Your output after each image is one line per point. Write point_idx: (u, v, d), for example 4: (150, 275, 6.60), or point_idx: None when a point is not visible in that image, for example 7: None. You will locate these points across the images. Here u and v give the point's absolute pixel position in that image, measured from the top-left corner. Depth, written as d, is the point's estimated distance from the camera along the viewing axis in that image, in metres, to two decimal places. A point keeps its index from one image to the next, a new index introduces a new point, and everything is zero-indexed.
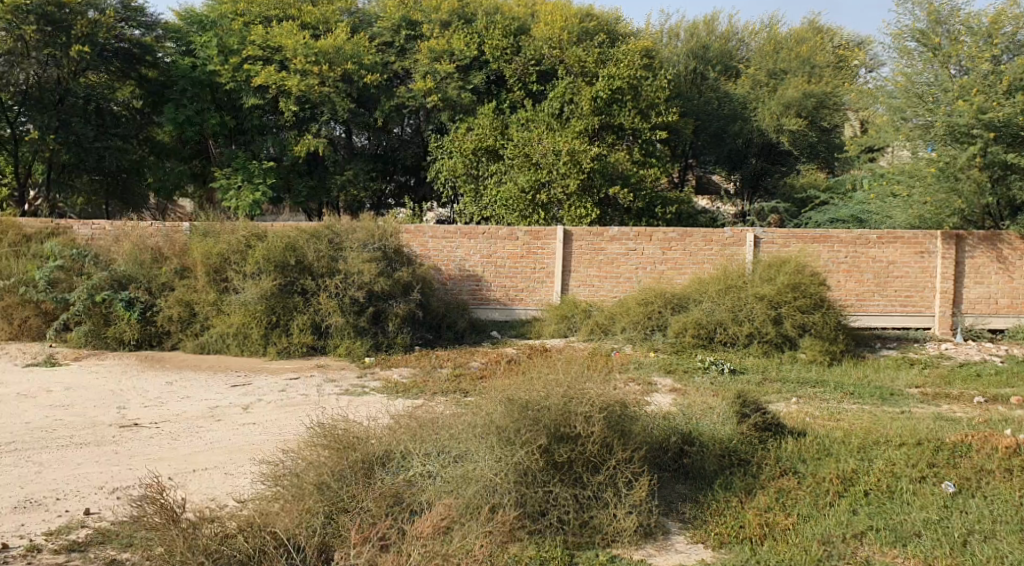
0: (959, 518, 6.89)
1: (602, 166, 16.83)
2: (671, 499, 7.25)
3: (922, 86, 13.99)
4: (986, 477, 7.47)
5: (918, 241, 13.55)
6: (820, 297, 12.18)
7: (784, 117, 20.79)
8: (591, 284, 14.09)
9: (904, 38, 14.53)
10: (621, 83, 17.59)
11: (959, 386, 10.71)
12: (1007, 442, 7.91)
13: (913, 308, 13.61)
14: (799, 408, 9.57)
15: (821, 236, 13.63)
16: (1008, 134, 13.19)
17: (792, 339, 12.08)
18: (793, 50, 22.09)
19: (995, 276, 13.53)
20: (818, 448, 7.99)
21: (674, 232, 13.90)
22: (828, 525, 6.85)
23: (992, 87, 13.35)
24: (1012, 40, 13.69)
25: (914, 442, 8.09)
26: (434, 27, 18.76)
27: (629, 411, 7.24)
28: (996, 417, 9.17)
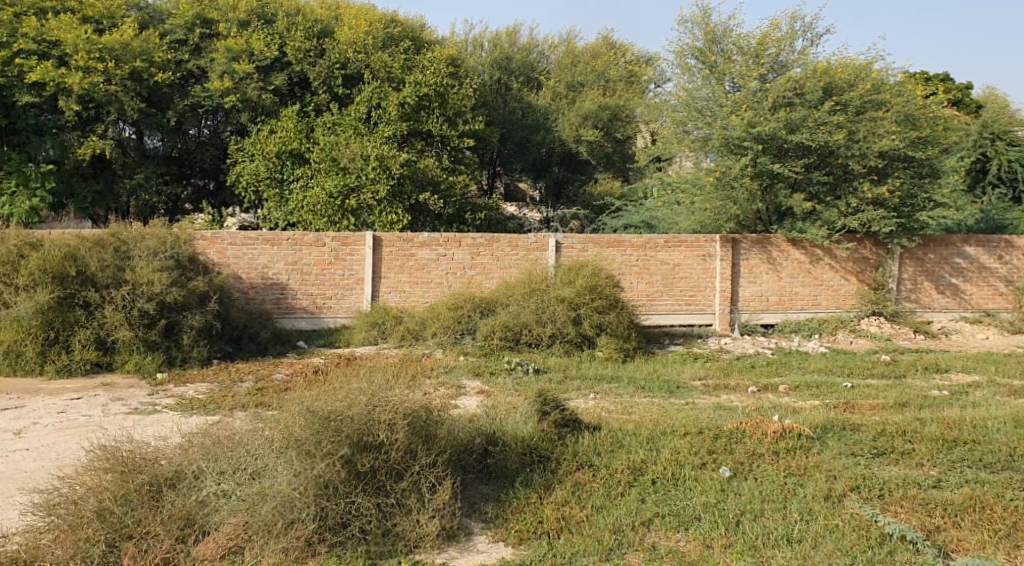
0: (733, 501, 7.38)
1: (412, 172, 17.02)
2: (474, 500, 7.39)
3: (701, 101, 15.02)
4: (757, 461, 8.09)
5: (703, 243, 14.45)
6: (615, 297, 12.77)
7: (582, 128, 21.65)
8: (401, 289, 14.13)
9: (684, 56, 15.52)
10: (427, 89, 17.75)
11: (736, 377, 11.57)
12: (774, 427, 8.63)
13: (698, 306, 14.50)
14: (595, 404, 9.98)
15: (614, 242, 14.29)
16: (774, 146, 14.30)
17: (589, 339, 12.61)
18: (590, 64, 23.10)
19: (766, 276, 14.68)
20: (611, 440, 8.41)
21: (482, 238, 14.14)
22: (619, 514, 7.19)
23: (759, 103, 14.43)
24: (775, 61, 14.92)
25: (696, 430, 8.68)
26: (231, 27, 18.28)
27: (433, 416, 7.37)
28: (767, 404, 9.98)
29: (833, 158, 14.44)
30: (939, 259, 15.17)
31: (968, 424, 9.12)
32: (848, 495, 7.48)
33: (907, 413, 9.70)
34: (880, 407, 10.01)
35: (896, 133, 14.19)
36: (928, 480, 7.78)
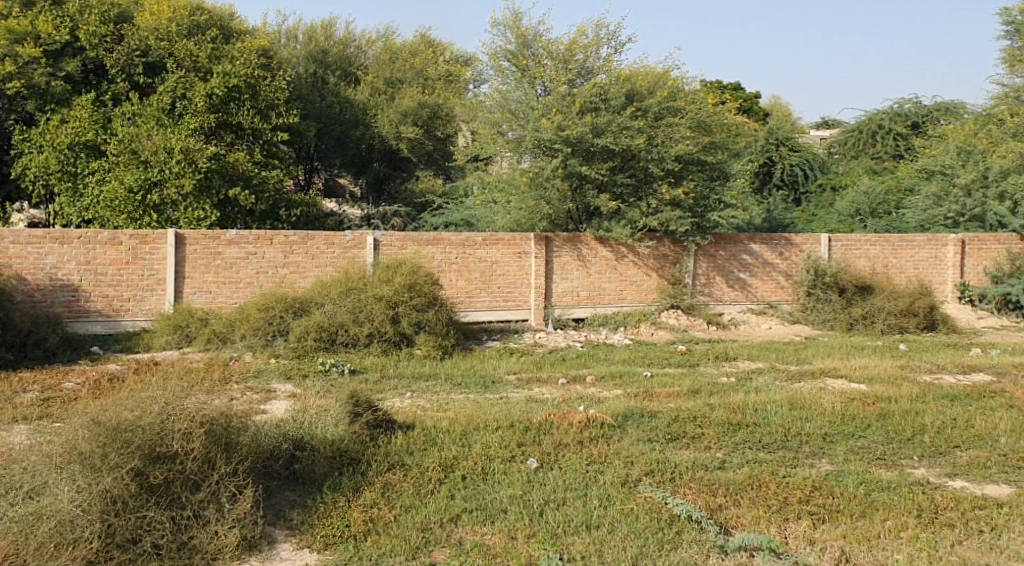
0: (538, 491, 7.55)
1: (220, 166, 16.37)
2: (279, 508, 7.17)
3: (514, 103, 15.41)
4: (563, 451, 8.38)
5: (517, 241, 14.76)
6: (433, 295, 12.88)
7: (402, 125, 21.70)
8: (208, 290, 13.60)
9: (498, 58, 16.01)
10: (237, 80, 17.24)
11: (548, 369, 11.95)
12: (579, 417, 9.10)
13: (515, 302, 14.79)
14: (411, 402, 10.00)
15: (432, 239, 14.29)
16: (582, 149, 14.92)
17: (408, 337, 12.54)
18: (407, 62, 23.47)
19: (576, 273, 15.21)
20: (424, 438, 8.43)
21: (295, 236, 13.82)
22: (427, 512, 7.16)
23: (568, 108, 15.04)
24: (582, 67, 15.82)
25: (507, 425, 8.91)
26: (14, 6, 16.97)
27: (234, 423, 7.13)
28: (574, 396, 10.38)
29: (635, 160, 15.32)
30: (727, 256, 16.18)
31: (749, 407, 9.94)
32: (643, 480, 7.84)
33: (699, 399, 10.35)
34: (675, 394, 10.62)
35: (690, 138, 15.32)
36: (714, 463, 8.32)
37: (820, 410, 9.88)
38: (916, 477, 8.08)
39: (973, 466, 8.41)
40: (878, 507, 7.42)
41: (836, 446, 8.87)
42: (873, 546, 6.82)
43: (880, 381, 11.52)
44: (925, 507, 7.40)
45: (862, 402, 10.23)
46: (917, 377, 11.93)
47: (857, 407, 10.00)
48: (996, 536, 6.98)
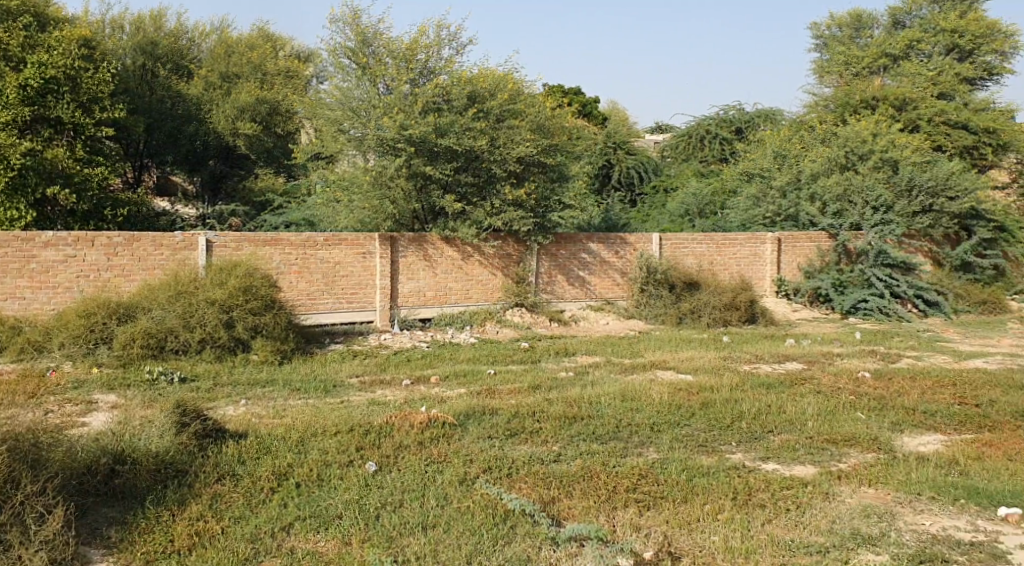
0: (375, 494, 7.47)
1: (37, 163, 15.51)
2: (95, 526, 6.83)
3: (355, 101, 15.34)
4: (402, 453, 8.35)
5: (361, 242, 14.58)
6: (270, 297, 12.51)
7: (239, 120, 21.39)
8: (22, 296, 12.57)
9: (337, 55, 15.82)
10: (54, 71, 16.15)
11: (391, 371, 11.89)
12: (421, 418, 9.08)
13: (359, 303, 14.62)
14: (245, 411, 9.69)
15: (271, 239, 13.89)
16: (426, 149, 14.94)
17: (243, 342, 12.18)
18: (245, 55, 23.27)
19: (422, 273, 15.18)
20: (258, 447, 8.21)
21: (120, 237, 13.05)
22: (258, 523, 6.95)
23: (410, 106, 15.03)
24: (424, 67, 15.76)
25: (346, 430, 8.81)
26: None
27: (44, 439, 7.03)
28: (416, 396, 10.37)
29: (479, 162, 15.39)
30: (569, 254, 16.52)
31: (585, 400, 10.21)
32: (479, 478, 7.89)
33: (538, 394, 10.54)
34: (516, 390, 10.76)
35: (530, 140, 15.61)
36: (549, 456, 8.48)
37: (649, 400, 10.27)
38: (733, 462, 8.51)
39: (783, 448, 8.93)
40: (698, 491, 7.78)
41: (662, 435, 9.21)
42: (692, 529, 7.14)
43: (704, 372, 12.11)
44: (739, 489, 7.83)
45: (688, 392, 10.72)
46: (738, 366, 12.61)
47: (682, 397, 10.48)
48: (801, 513, 7.43)
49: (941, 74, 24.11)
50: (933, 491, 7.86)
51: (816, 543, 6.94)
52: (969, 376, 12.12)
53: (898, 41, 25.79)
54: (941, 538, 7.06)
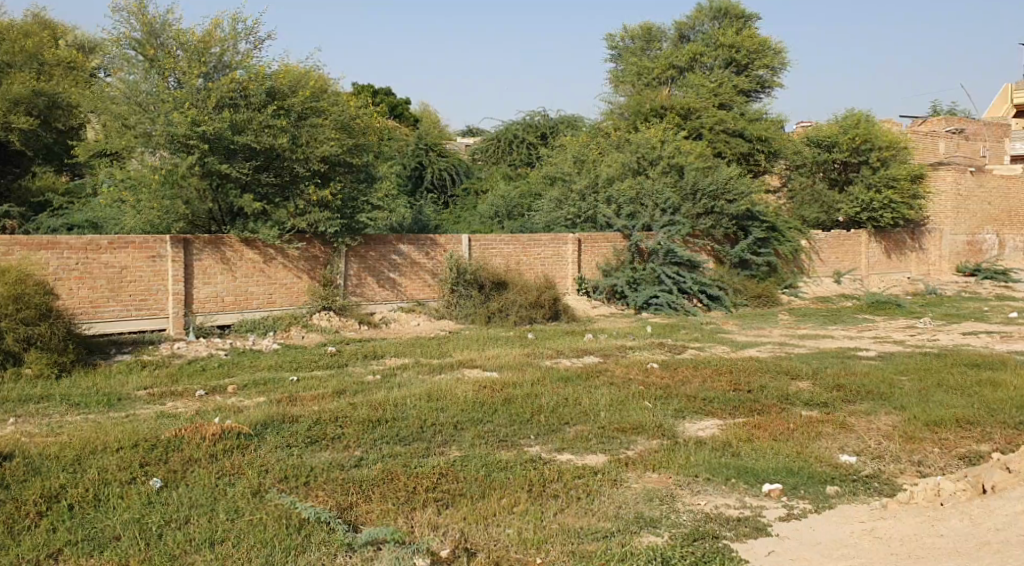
0: (157, 511, 7.07)
1: None
2: None
3: (142, 95, 14.45)
4: (191, 467, 7.95)
5: (150, 244, 13.80)
6: (46, 306, 11.52)
7: (12, 114, 19.60)
8: None
9: (121, 46, 14.80)
10: None
11: (185, 382, 11.29)
12: (213, 429, 8.70)
13: (149, 310, 13.81)
14: (15, 430, 8.92)
15: (47, 243, 12.93)
16: (221, 147, 14.31)
17: (14, 355, 11.27)
18: (17, 44, 21.44)
19: (219, 277, 14.56)
20: (26, 469, 7.60)
21: None
22: (21, 551, 6.41)
23: (203, 102, 14.37)
24: (219, 61, 14.99)
25: (129, 445, 8.30)
26: None
27: None
28: (209, 408, 9.90)
29: (280, 160, 14.93)
30: (377, 256, 16.33)
31: (389, 402, 10.11)
32: (273, 488, 7.63)
33: (342, 399, 10.34)
34: (318, 396, 10.50)
35: (335, 139, 15.33)
36: (350, 461, 8.33)
37: (454, 399, 10.31)
38: (530, 455, 8.67)
39: (578, 439, 9.21)
40: (495, 486, 7.86)
41: (465, 432, 9.26)
42: (488, 524, 7.20)
43: (509, 369, 12.28)
44: (534, 481, 7.97)
45: (491, 389, 10.83)
46: (540, 362, 12.89)
47: (486, 394, 10.58)
48: (590, 500, 7.66)
49: (718, 87, 25.50)
50: (708, 472, 8.33)
51: (602, 529, 7.13)
52: (744, 364, 12.95)
53: (682, 54, 27.14)
54: (714, 516, 7.45)
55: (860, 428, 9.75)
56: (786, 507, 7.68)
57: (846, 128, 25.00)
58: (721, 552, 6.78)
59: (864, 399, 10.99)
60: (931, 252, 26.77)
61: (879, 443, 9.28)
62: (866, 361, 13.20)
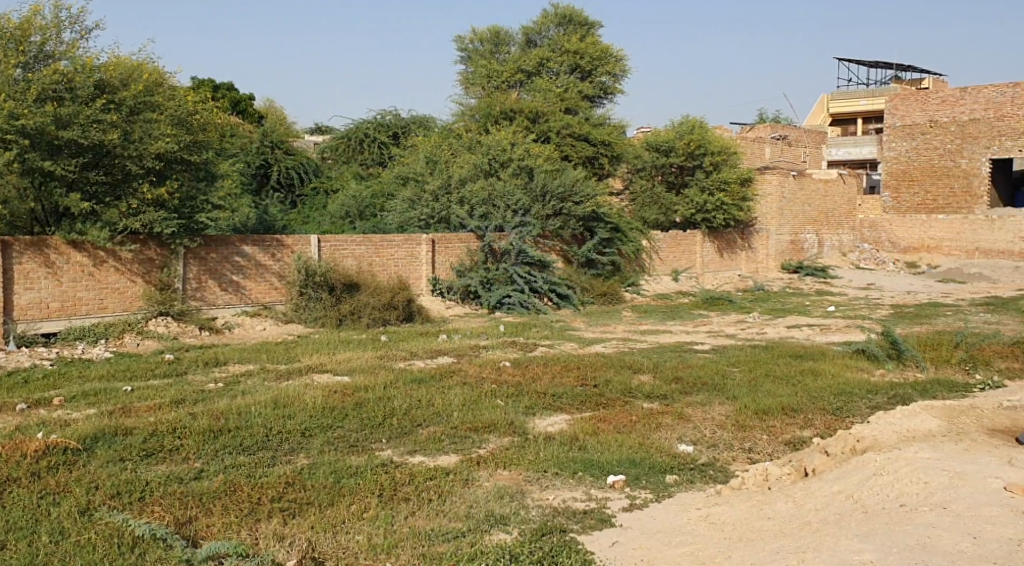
0: None
1: None
2: None
3: None
4: (10, 487, 7.52)
5: None
6: None
7: None
8: None
9: None
10: None
11: (5, 396, 10.62)
12: (35, 446, 8.24)
13: None
14: None
15: None
16: (43, 141, 13.56)
17: None
18: None
19: (44, 281, 13.90)
20: None
21: None
22: None
23: (21, 95, 13.47)
24: (40, 50, 14.16)
25: None
26: None
27: None
28: (33, 422, 9.36)
29: (110, 158, 14.23)
30: (220, 258, 15.92)
31: (232, 411, 9.84)
32: (103, 505, 7.31)
33: (180, 409, 9.99)
34: (155, 406, 10.10)
35: (171, 135, 14.70)
36: (189, 474, 8.07)
37: (302, 405, 10.15)
38: (381, 459, 8.63)
39: (429, 441, 9.24)
40: (344, 493, 7.79)
41: (313, 439, 9.13)
42: (337, 531, 7.12)
43: (360, 373, 12.18)
44: (384, 486, 7.95)
45: (341, 393, 10.72)
46: (393, 364, 12.87)
47: (336, 399, 10.46)
48: (442, 501, 7.71)
49: (565, 92, 26.38)
50: (557, 467, 8.52)
51: (453, 529, 7.18)
52: (589, 360, 13.32)
53: (530, 58, 27.77)
54: (561, 509, 7.64)
55: (696, 418, 10.22)
56: (629, 497, 7.96)
57: (681, 133, 26.22)
58: (568, 545, 6.95)
59: (700, 390, 11.53)
60: (758, 251, 28.26)
61: (713, 432, 9.76)
62: (701, 355, 13.85)
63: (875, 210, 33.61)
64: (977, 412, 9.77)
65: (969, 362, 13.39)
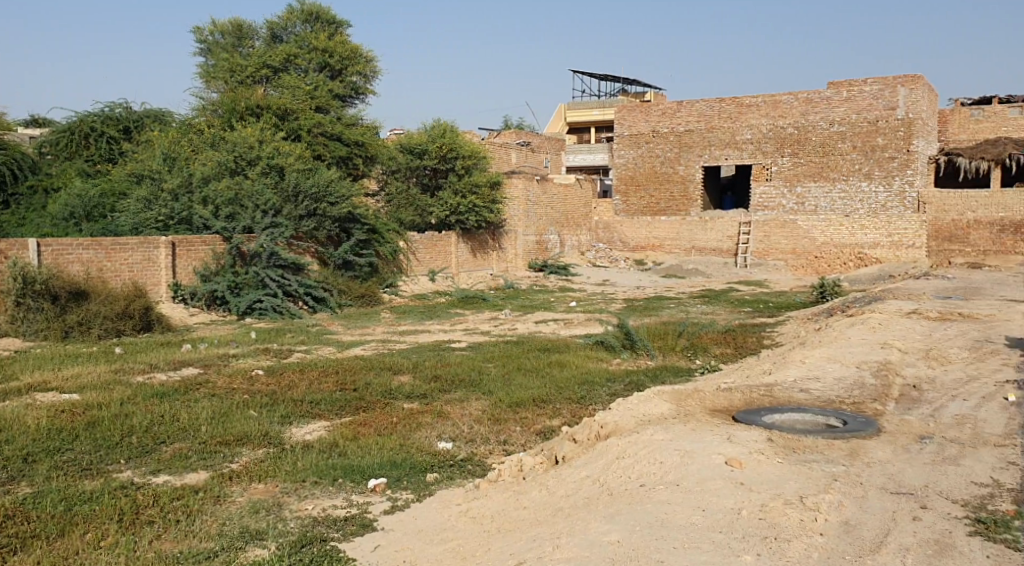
0: None
1: None
2: None
3: None
4: None
5: None
6: None
7: None
8: None
9: None
10: None
11: None
12: None
13: None
14: None
15: None
16: None
17: None
18: None
19: None
20: None
21: None
22: None
23: None
24: None
25: None
26: None
27: None
28: None
29: None
30: None
31: None
32: None
33: None
34: None
35: None
36: None
37: (23, 428, 9.42)
38: (120, 482, 8.21)
39: (175, 458, 8.89)
40: (79, 521, 7.33)
41: (39, 465, 8.49)
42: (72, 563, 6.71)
43: (94, 389, 11.41)
44: (125, 510, 7.55)
45: (72, 413, 10.03)
46: (131, 378, 12.18)
47: (65, 419, 9.79)
48: (190, 522, 7.44)
49: (314, 90, 25.66)
50: (315, 475, 8.48)
51: (204, 550, 6.97)
52: (348, 363, 13.27)
53: (277, 54, 26.61)
54: (321, 518, 7.61)
55: (454, 415, 10.49)
56: (390, 500, 8.05)
57: (433, 136, 26.61)
58: (328, 554, 6.95)
59: (456, 387, 11.82)
60: (507, 250, 29.19)
61: (470, 428, 10.06)
62: (456, 352, 14.21)
63: (608, 212, 36.18)
64: (701, 395, 10.80)
65: (691, 349, 14.71)
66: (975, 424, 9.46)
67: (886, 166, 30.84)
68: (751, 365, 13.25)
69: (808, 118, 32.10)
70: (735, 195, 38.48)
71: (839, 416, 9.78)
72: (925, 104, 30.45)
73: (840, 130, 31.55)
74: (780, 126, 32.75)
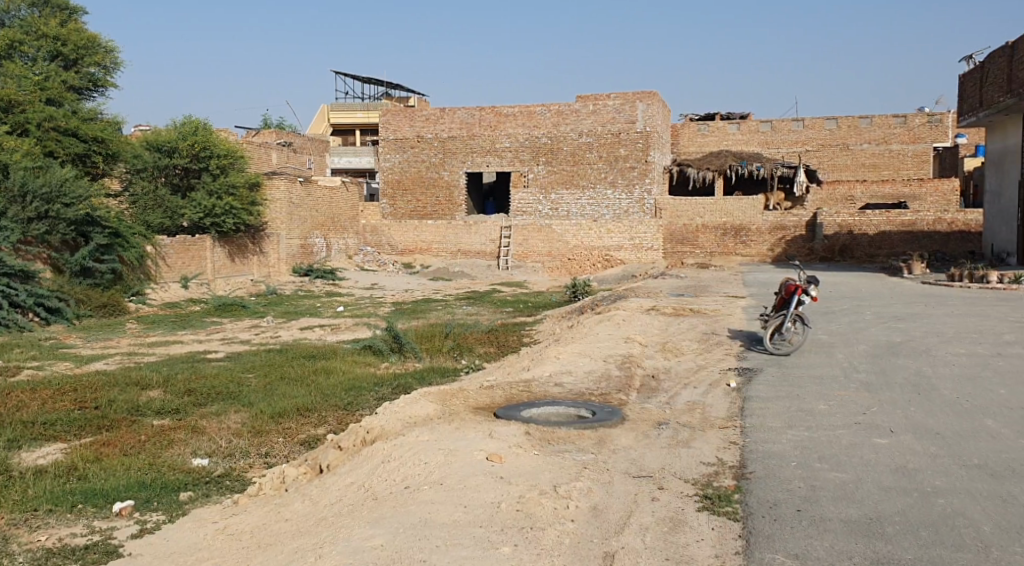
0: None
1: None
2: None
3: None
4: None
5: None
6: None
7: None
8: None
9: None
10: None
11: None
12: None
13: None
14: None
15: None
16: None
17: None
18: None
19: None
20: None
21: None
22: None
23: None
24: None
25: None
26: None
27: None
28: None
29: None
30: None
31: None
32: None
33: None
34: None
35: None
36: None
37: None
38: None
39: None
40: None
41: None
42: None
43: None
44: None
45: None
46: None
47: None
48: None
49: (46, 80, 23.60)
50: (51, 503, 8.09)
51: None
52: (89, 380, 12.59)
53: None
54: (57, 549, 7.28)
55: (210, 430, 10.29)
56: (137, 523, 7.82)
57: (184, 134, 25.86)
58: None
59: (214, 401, 11.58)
60: (269, 255, 28.48)
61: (229, 442, 9.92)
62: (214, 363, 13.86)
63: (375, 216, 36.13)
64: (464, 394, 11.25)
65: (456, 349, 15.22)
66: (703, 409, 10.53)
67: (628, 175, 34.09)
68: (511, 362, 13.91)
69: (560, 130, 34.61)
70: (496, 201, 39.86)
71: (590, 408, 10.53)
72: (655, 121, 34.35)
73: (588, 141, 34.39)
74: (536, 136, 34.98)
